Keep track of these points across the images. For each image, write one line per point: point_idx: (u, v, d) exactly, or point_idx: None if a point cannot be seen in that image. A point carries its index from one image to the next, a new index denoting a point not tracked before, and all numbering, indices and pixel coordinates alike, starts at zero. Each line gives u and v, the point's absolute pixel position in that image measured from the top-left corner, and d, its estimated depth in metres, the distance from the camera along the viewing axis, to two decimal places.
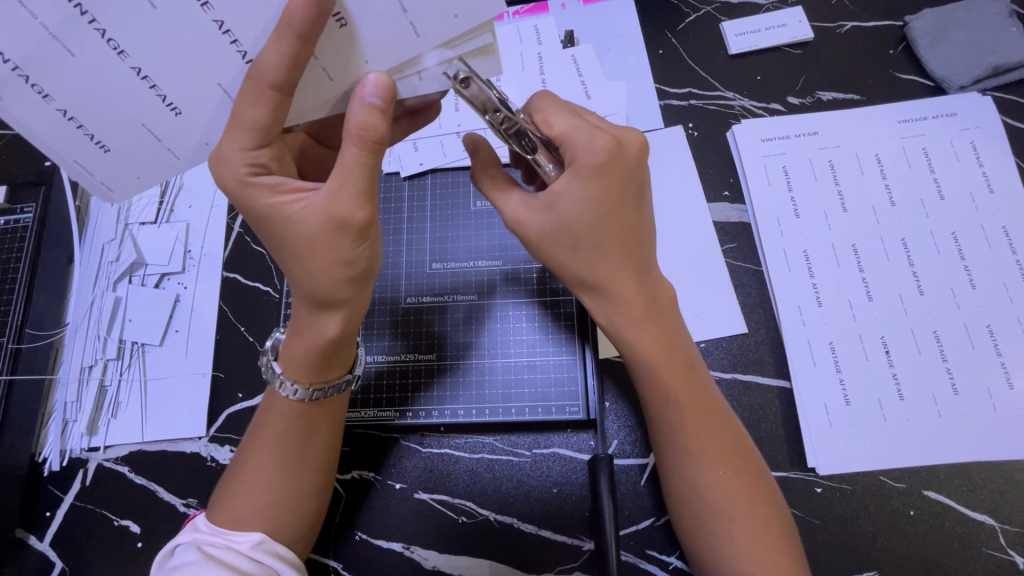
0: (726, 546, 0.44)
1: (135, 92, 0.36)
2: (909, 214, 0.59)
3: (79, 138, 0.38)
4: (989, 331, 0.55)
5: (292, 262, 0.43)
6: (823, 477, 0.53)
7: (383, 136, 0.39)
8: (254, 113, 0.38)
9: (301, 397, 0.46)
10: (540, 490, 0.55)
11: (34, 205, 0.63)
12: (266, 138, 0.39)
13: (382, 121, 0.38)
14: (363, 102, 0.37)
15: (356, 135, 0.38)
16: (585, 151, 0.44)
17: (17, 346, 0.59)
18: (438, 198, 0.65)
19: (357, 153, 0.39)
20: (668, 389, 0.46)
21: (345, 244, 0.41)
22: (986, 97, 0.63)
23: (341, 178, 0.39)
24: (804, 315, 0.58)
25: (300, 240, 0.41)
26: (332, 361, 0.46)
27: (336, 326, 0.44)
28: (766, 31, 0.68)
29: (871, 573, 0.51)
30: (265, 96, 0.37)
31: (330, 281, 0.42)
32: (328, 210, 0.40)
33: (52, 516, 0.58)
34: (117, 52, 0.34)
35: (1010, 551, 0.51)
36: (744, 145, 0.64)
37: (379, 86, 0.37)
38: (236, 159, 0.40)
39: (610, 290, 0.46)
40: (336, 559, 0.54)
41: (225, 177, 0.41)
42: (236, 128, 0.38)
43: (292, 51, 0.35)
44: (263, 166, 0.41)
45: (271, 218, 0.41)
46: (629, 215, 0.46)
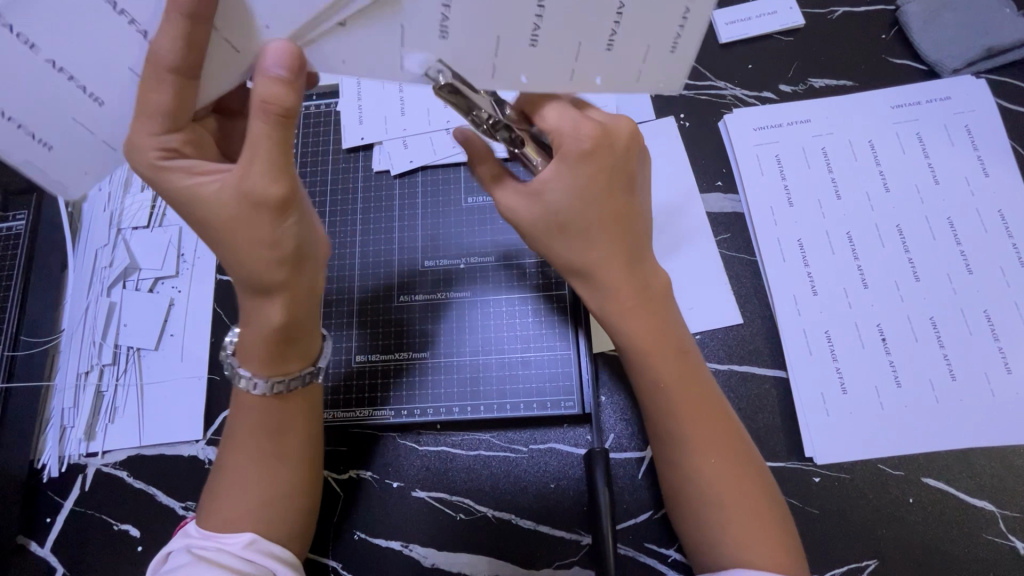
0: (721, 532, 0.43)
1: (47, 82, 0.37)
2: (904, 199, 0.59)
3: (20, 137, 0.39)
4: (987, 316, 0.55)
5: (225, 249, 0.42)
6: (821, 466, 0.53)
7: (292, 108, 0.38)
8: (158, 96, 0.38)
9: (262, 390, 0.47)
10: (538, 486, 0.55)
11: (26, 212, 0.63)
12: (176, 122, 0.40)
13: (286, 92, 0.37)
14: (268, 74, 0.37)
15: (261, 106, 0.38)
16: (571, 138, 0.43)
17: (13, 353, 0.59)
18: (429, 195, 0.65)
19: (264, 125, 0.38)
20: (658, 375, 0.46)
21: (266, 220, 0.40)
22: (980, 79, 0.62)
23: (249, 152, 0.39)
24: (800, 304, 0.57)
25: (220, 222, 0.41)
26: (285, 351, 0.46)
27: (280, 312, 0.44)
28: (757, 19, 0.67)
29: (871, 561, 0.51)
30: (167, 82, 0.37)
31: (260, 263, 0.41)
32: (240, 186, 0.39)
33: (52, 522, 0.58)
34: (28, 46, 0.35)
35: (1010, 537, 0.50)
36: (736, 133, 0.63)
37: (281, 57, 0.37)
38: (146, 143, 0.40)
39: (602, 279, 0.46)
40: (335, 558, 0.54)
41: (137, 161, 0.41)
42: (144, 113, 0.39)
43: (182, 30, 0.35)
44: (174, 149, 0.41)
45: (186, 199, 0.41)
46: (618, 200, 0.46)
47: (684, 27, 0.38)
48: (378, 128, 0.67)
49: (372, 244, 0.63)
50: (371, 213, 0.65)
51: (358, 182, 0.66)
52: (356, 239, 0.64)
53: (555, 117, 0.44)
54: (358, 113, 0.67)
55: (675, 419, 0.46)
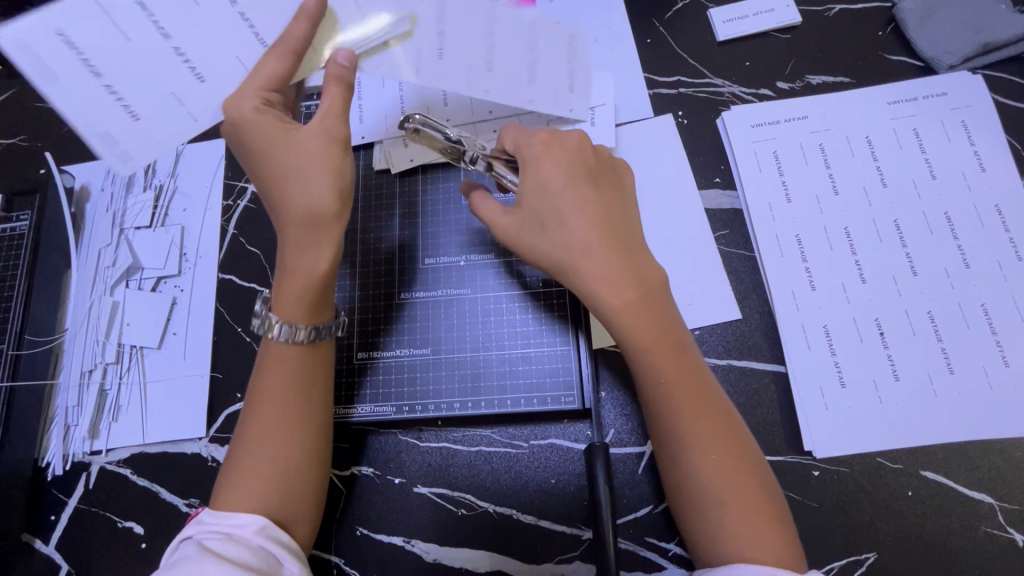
0: (721, 530, 0.44)
1: (161, 62, 0.45)
2: (902, 195, 0.59)
3: (115, 107, 0.45)
4: (984, 310, 0.55)
5: (273, 191, 0.48)
6: (820, 460, 0.53)
7: (344, 133, 0.48)
8: (273, 66, 0.46)
9: (292, 336, 0.48)
10: (539, 481, 0.55)
11: (30, 212, 0.64)
12: (280, 87, 0.47)
13: (357, 71, 0.48)
14: (337, 82, 0.47)
15: (329, 127, 0.48)
16: (529, 147, 0.51)
17: (17, 352, 0.60)
18: (429, 194, 0.65)
19: (321, 143, 0.47)
20: (659, 374, 0.47)
21: (336, 154, 0.48)
22: (976, 75, 0.63)
23: (327, 108, 0.48)
24: (799, 299, 0.57)
25: (297, 156, 0.47)
26: (321, 298, 0.49)
27: (326, 258, 0.48)
28: (754, 16, 0.67)
29: (870, 554, 0.51)
30: (286, 58, 0.46)
31: (320, 200, 0.47)
32: (303, 181, 0.47)
33: (57, 519, 0.58)
34: (162, 35, 0.45)
35: (1009, 529, 0.50)
36: (733, 130, 0.64)
37: (347, 58, 0.47)
38: (250, 96, 0.46)
39: (587, 268, 0.48)
40: (337, 554, 0.54)
41: (230, 111, 0.47)
42: (260, 79, 0.46)
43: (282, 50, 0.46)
44: (272, 104, 0.47)
45: (259, 156, 0.48)
46: (588, 190, 0.49)
47: None
48: (377, 126, 0.67)
49: (372, 243, 0.64)
50: (371, 211, 0.65)
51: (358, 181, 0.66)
52: (356, 237, 0.64)
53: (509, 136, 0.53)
54: (357, 111, 0.68)
55: (675, 411, 0.46)
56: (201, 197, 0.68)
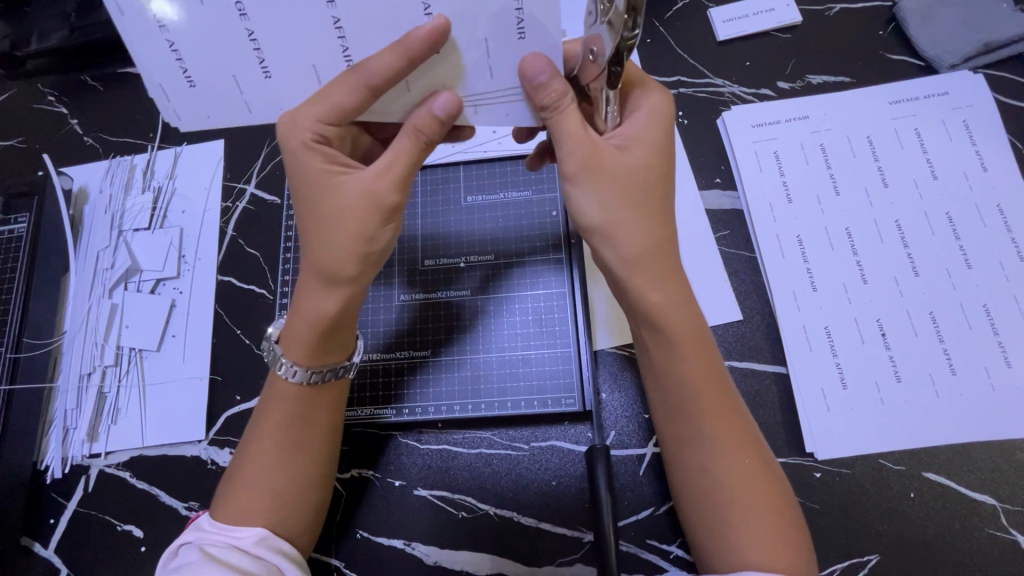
0: (744, 539, 0.42)
1: (231, 51, 0.40)
2: (903, 195, 0.59)
3: None
4: (986, 310, 0.55)
5: (321, 228, 0.45)
6: (822, 461, 0.53)
7: (433, 138, 0.43)
8: (344, 98, 0.42)
9: (300, 378, 0.48)
10: (539, 483, 0.55)
11: (28, 214, 0.64)
12: (342, 121, 0.44)
13: (439, 129, 0.42)
14: (429, 110, 0.42)
15: (412, 130, 0.43)
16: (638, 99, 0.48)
17: (15, 354, 0.60)
18: (429, 195, 0.65)
19: (410, 144, 0.43)
20: (696, 375, 0.45)
21: (371, 221, 0.44)
22: (977, 75, 0.62)
23: (388, 163, 0.44)
24: (799, 300, 0.57)
25: (334, 208, 0.44)
26: (333, 340, 0.48)
27: (335, 302, 0.46)
28: (754, 16, 0.67)
29: (872, 556, 0.51)
30: (358, 92, 0.41)
31: (340, 258, 0.45)
32: (368, 188, 0.44)
33: (56, 523, 0.58)
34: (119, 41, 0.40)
35: (1011, 531, 0.50)
36: (733, 130, 0.63)
37: (447, 105, 0.41)
38: (308, 126, 0.44)
39: (632, 238, 0.45)
40: (337, 557, 0.54)
41: (290, 137, 0.45)
42: (321, 104, 0.43)
43: (401, 66, 0.39)
44: (327, 138, 0.45)
45: (313, 176, 0.45)
46: (654, 162, 0.45)
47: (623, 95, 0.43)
48: None
49: None
50: None
51: None
52: None
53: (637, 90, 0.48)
54: None
55: (694, 400, 0.45)
56: (200, 199, 0.68)
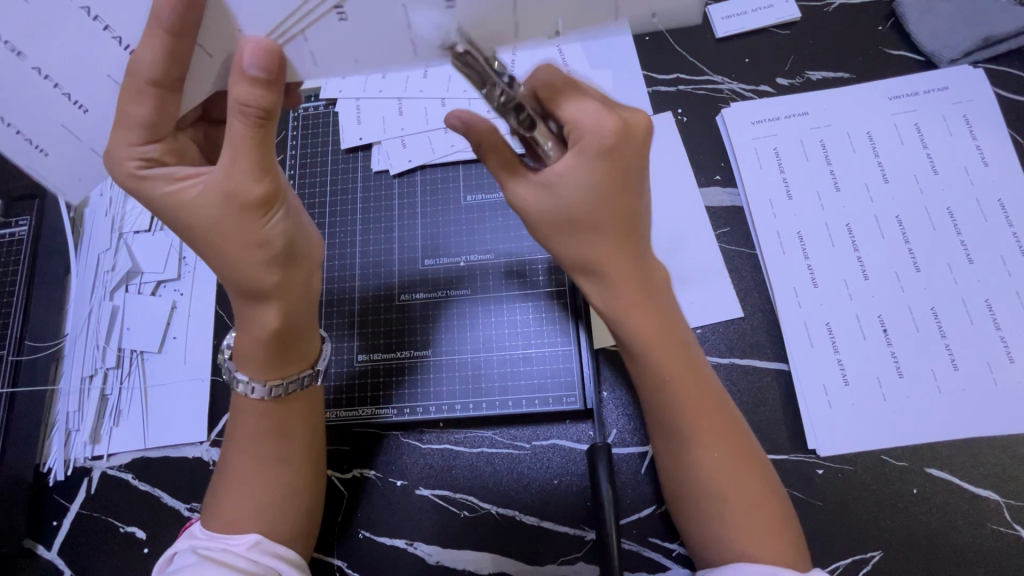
0: (723, 529, 0.44)
1: (32, 86, 0.37)
2: (904, 191, 0.59)
3: (18, 143, 0.40)
4: (988, 305, 0.55)
5: (215, 252, 0.43)
6: (824, 458, 0.53)
7: (268, 108, 0.38)
8: (136, 108, 0.38)
9: (261, 395, 0.47)
10: (541, 482, 0.55)
11: (29, 218, 0.64)
12: (155, 132, 0.40)
13: (263, 93, 0.37)
14: (243, 74, 0.36)
15: (239, 109, 0.38)
16: (593, 133, 0.41)
17: (17, 357, 0.60)
18: (429, 194, 0.65)
19: (243, 127, 0.38)
20: (663, 372, 0.46)
21: (250, 221, 0.41)
22: (977, 69, 0.62)
23: (232, 152, 0.39)
24: (801, 297, 0.57)
25: (204, 222, 0.41)
26: (286, 356, 0.47)
27: (275, 317, 0.44)
28: (753, 13, 0.67)
29: (876, 552, 0.50)
30: (146, 94, 0.37)
31: (249, 265, 0.42)
32: (223, 187, 0.40)
33: (59, 525, 0.58)
34: (16, 54, 0.36)
35: (1015, 526, 0.50)
36: (733, 127, 0.63)
37: (258, 55, 0.36)
38: (126, 155, 0.40)
39: (608, 274, 0.45)
40: (339, 557, 0.54)
41: (118, 172, 0.41)
42: (123, 125, 0.39)
43: (164, 44, 0.35)
44: (155, 159, 0.41)
45: (171, 205, 0.41)
46: (631, 198, 0.44)
47: None
48: (376, 128, 0.67)
49: (372, 244, 0.64)
50: (370, 214, 0.65)
51: (357, 182, 0.66)
52: (356, 240, 0.64)
53: (574, 110, 0.42)
54: (355, 113, 0.68)
55: (681, 415, 0.46)
56: None
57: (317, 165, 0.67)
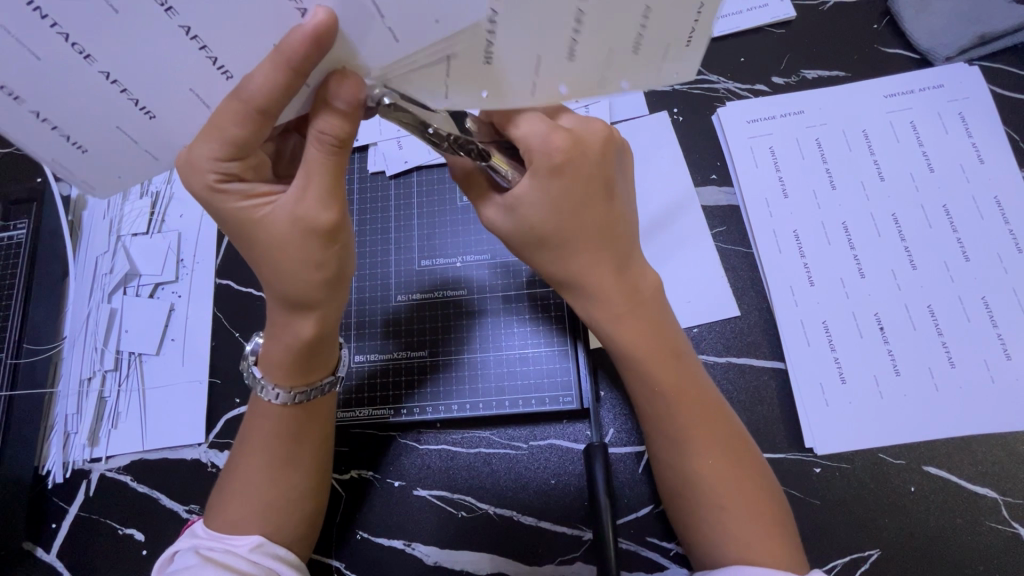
0: (717, 535, 0.44)
1: (99, 91, 0.34)
2: (900, 189, 0.59)
3: (54, 139, 0.36)
4: (985, 303, 0.55)
5: (270, 270, 0.42)
6: (821, 457, 0.53)
7: (347, 138, 0.38)
8: (234, 128, 0.37)
9: (283, 401, 0.47)
10: (539, 482, 0.55)
11: (27, 220, 0.64)
12: (240, 151, 0.38)
13: (343, 124, 0.37)
14: (332, 107, 0.37)
15: (318, 136, 0.38)
16: (543, 153, 0.42)
17: (15, 361, 0.60)
18: (425, 195, 0.65)
19: (321, 154, 0.38)
20: (652, 381, 0.46)
21: (312, 248, 0.40)
22: (973, 67, 0.62)
23: (306, 178, 0.39)
24: (797, 295, 0.57)
25: (270, 243, 0.41)
26: (312, 363, 0.47)
27: (311, 328, 0.44)
28: (748, 12, 0.67)
29: (873, 551, 0.50)
30: (249, 120, 0.36)
31: (305, 285, 0.42)
32: (294, 213, 0.39)
33: (58, 528, 0.58)
34: (83, 56, 0.32)
35: (1013, 523, 0.50)
36: (729, 127, 0.63)
37: (351, 91, 0.36)
38: (206, 167, 0.39)
39: (591, 285, 0.46)
40: (337, 558, 0.54)
41: (195, 184, 0.40)
42: (210, 137, 0.37)
43: (281, 79, 0.34)
44: (234, 174, 0.40)
45: (240, 222, 0.41)
46: (599, 207, 0.44)
47: (696, 24, 0.36)
48: (373, 129, 0.67)
49: (369, 245, 0.64)
50: (367, 216, 0.65)
51: (354, 183, 0.66)
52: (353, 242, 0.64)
53: (527, 126, 0.42)
54: None
55: (672, 421, 0.46)
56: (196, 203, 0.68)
57: None
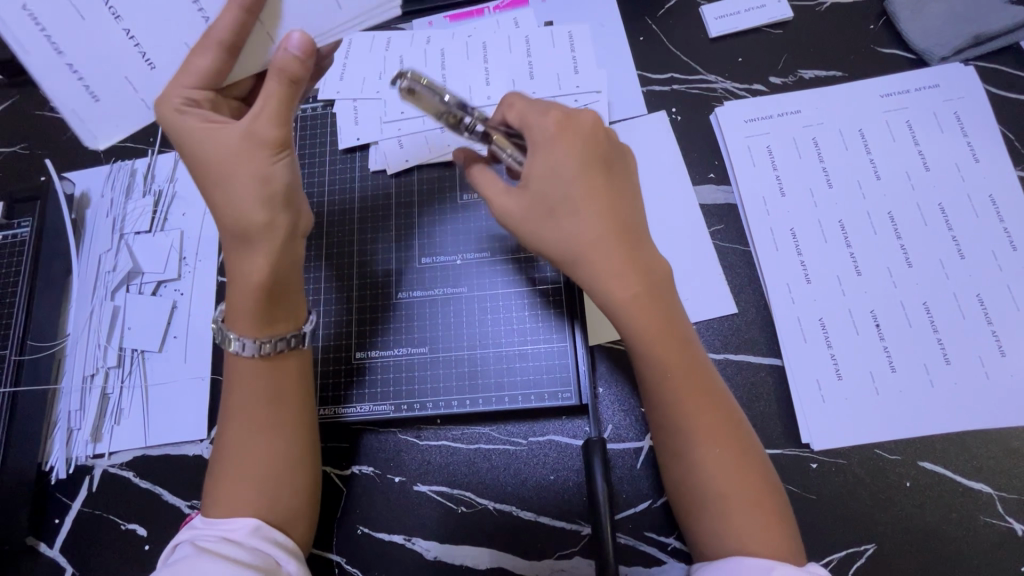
0: (723, 527, 0.44)
1: (115, 43, 0.44)
2: (896, 188, 0.59)
3: (77, 89, 0.45)
4: (980, 301, 0.55)
5: (221, 198, 0.46)
6: (818, 452, 0.53)
7: (301, 76, 0.44)
8: (202, 60, 0.44)
9: (251, 350, 0.49)
10: (538, 478, 0.56)
11: (31, 219, 0.64)
12: (206, 82, 0.45)
13: (297, 62, 0.43)
14: (285, 48, 0.43)
15: (276, 71, 0.44)
16: (538, 129, 0.49)
17: (20, 357, 0.60)
18: (426, 193, 0.66)
19: (277, 85, 0.44)
20: (661, 365, 0.47)
21: (261, 159, 0.45)
22: (968, 67, 0.63)
23: (262, 103, 0.45)
24: (794, 293, 0.58)
25: (220, 161, 0.45)
26: (274, 311, 0.49)
27: (264, 269, 0.47)
28: (746, 13, 0.68)
29: (870, 545, 0.51)
30: (213, 48, 0.43)
31: (249, 206, 0.45)
32: (248, 129, 0.45)
33: (61, 523, 0.59)
34: (115, 17, 0.43)
35: (1008, 518, 0.50)
36: (727, 127, 0.64)
37: (302, 43, 0.43)
38: (176, 92, 0.45)
39: (597, 259, 0.47)
40: (338, 553, 0.55)
41: (160, 104, 0.45)
42: (187, 71, 0.44)
43: (241, 16, 0.42)
44: (197, 101, 0.45)
45: (194, 140, 0.45)
46: (599, 178, 0.48)
47: None
48: (373, 129, 0.67)
49: (370, 243, 0.64)
50: (368, 214, 0.65)
51: (355, 182, 0.67)
52: (354, 240, 0.65)
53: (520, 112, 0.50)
54: (352, 113, 0.68)
55: (679, 409, 0.46)
56: (198, 201, 0.69)
57: (316, 165, 0.68)
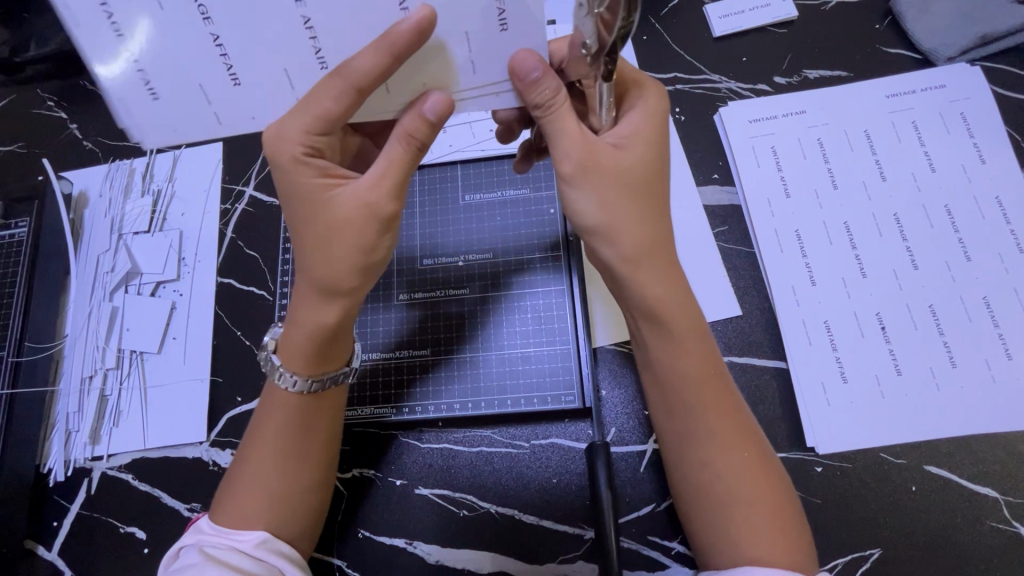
0: (734, 535, 0.42)
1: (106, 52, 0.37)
2: (902, 190, 0.59)
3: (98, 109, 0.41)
4: (987, 304, 0.55)
5: (318, 250, 0.44)
6: (822, 456, 0.53)
7: (427, 143, 0.43)
8: (331, 104, 0.40)
9: (300, 389, 0.48)
10: (540, 481, 0.55)
11: (28, 219, 0.63)
12: (329, 129, 0.41)
13: (431, 132, 0.42)
14: (420, 113, 0.41)
15: (405, 137, 0.42)
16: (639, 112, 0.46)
17: (17, 358, 0.59)
18: (428, 194, 0.65)
19: (402, 149, 0.43)
20: (679, 363, 0.45)
21: (370, 231, 0.44)
22: (974, 67, 0.62)
23: (384, 169, 0.43)
24: (799, 295, 0.57)
25: (331, 221, 0.44)
26: (331, 350, 0.48)
27: (335, 313, 0.46)
28: (750, 12, 0.67)
29: (874, 550, 0.50)
30: (349, 96, 0.39)
31: (343, 270, 0.44)
32: (364, 198, 0.43)
33: (59, 526, 0.58)
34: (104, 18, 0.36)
35: (1014, 523, 0.50)
36: (731, 127, 0.63)
37: (440, 105, 0.40)
38: (297, 138, 0.42)
39: (625, 239, 0.44)
40: (339, 557, 0.54)
41: (281, 151, 0.43)
42: (308, 113, 0.41)
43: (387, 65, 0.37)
44: (318, 151, 0.43)
45: (310, 195, 0.44)
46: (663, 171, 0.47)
47: None
48: None
49: None
50: None
51: None
52: None
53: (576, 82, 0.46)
54: None
55: (693, 408, 0.45)
56: (198, 202, 0.68)
57: None
